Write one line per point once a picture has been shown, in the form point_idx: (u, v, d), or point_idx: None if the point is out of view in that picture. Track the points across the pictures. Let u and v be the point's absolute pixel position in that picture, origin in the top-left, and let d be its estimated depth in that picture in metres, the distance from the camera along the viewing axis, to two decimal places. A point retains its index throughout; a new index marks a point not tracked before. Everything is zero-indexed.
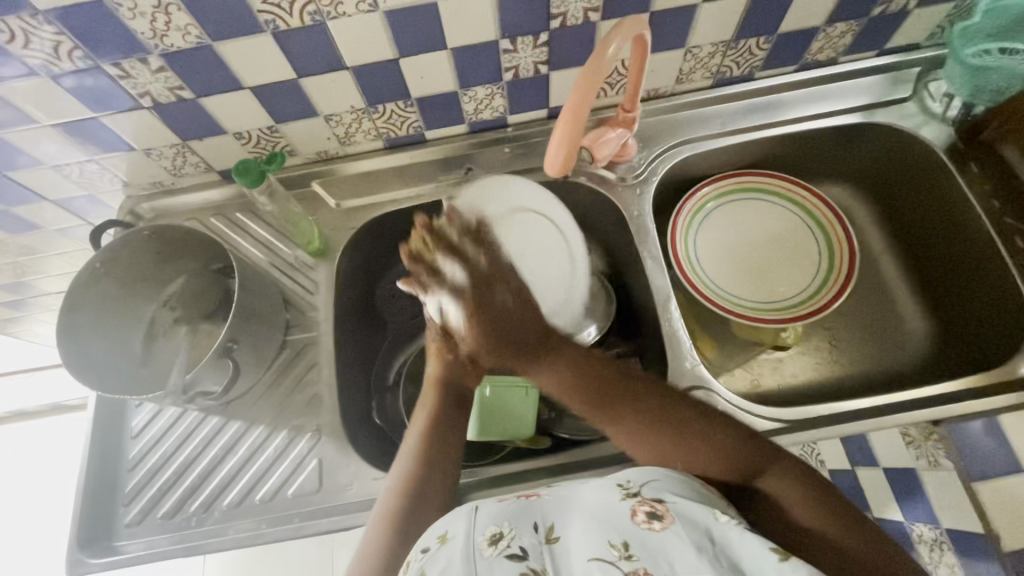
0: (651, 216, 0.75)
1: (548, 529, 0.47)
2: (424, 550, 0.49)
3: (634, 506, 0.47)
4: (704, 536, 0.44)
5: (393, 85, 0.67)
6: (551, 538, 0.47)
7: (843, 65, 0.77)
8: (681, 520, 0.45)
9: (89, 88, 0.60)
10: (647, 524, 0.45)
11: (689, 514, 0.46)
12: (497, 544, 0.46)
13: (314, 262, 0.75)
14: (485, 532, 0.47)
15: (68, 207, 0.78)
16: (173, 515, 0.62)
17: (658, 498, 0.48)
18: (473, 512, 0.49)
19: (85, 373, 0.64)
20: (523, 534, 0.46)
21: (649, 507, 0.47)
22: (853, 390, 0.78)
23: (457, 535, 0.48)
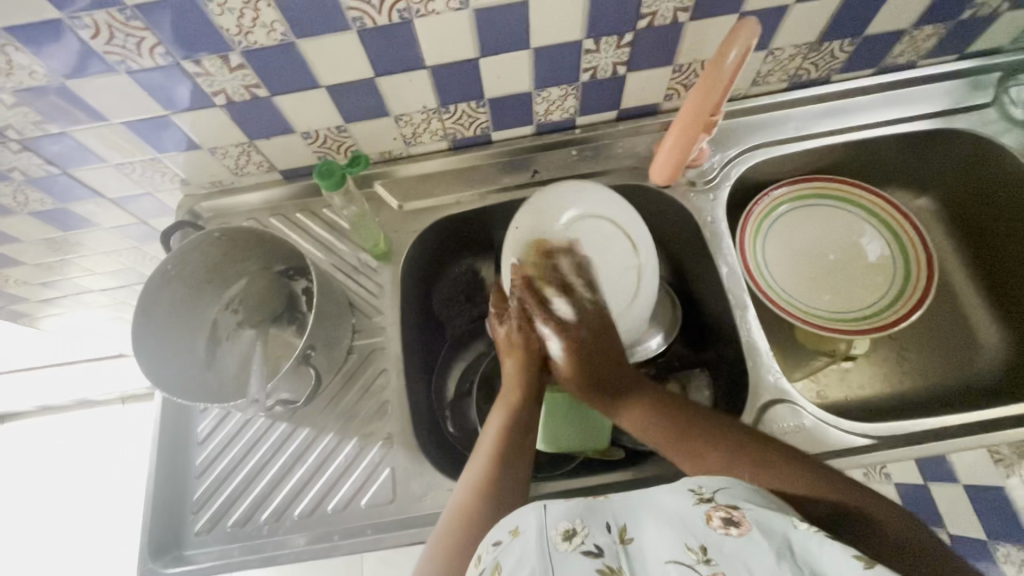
0: (724, 223, 0.73)
1: (620, 529, 0.44)
2: (493, 544, 0.45)
3: (708, 510, 0.44)
4: (784, 544, 0.41)
5: (469, 85, 0.65)
6: (625, 539, 0.43)
7: (922, 69, 0.75)
8: (758, 528, 0.42)
9: (164, 85, 0.58)
10: (725, 530, 0.42)
11: (766, 521, 0.43)
12: (571, 540, 0.42)
13: (377, 265, 0.74)
14: (558, 527, 0.43)
15: (124, 206, 0.76)
16: (244, 524, 0.61)
17: (733, 505, 0.44)
18: (544, 510, 0.45)
19: (160, 375, 0.62)
20: (597, 533, 0.43)
21: (725, 513, 0.43)
22: (925, 401, 0.76)
23: (529, 530, 0.44)
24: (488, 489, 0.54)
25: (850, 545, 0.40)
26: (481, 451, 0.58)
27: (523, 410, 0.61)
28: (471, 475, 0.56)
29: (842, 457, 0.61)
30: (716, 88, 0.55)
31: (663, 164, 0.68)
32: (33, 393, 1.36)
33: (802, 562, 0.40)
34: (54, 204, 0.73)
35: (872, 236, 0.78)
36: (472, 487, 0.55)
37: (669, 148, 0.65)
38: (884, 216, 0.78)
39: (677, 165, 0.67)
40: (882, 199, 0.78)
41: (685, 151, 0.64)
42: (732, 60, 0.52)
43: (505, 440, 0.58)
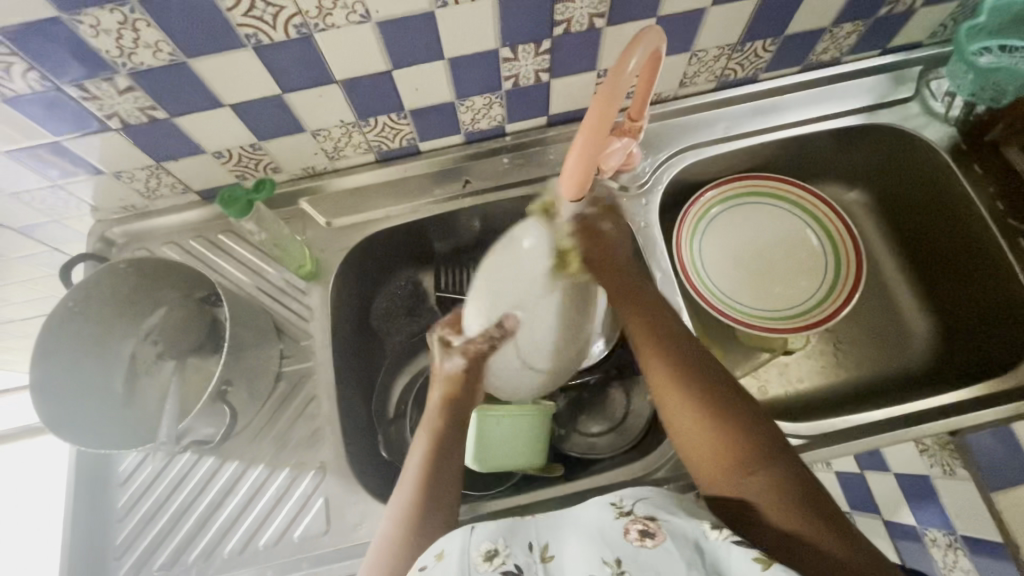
0: (657, 227, 0.73)
1: (542, 548, 0.44)
2: (420, 569, 0.44)
3: (626, 523, 0.44)
4: (696, 552, 0.42)
5: (385, 98, 0.62)
6: (546, 557, 0.43)
7: (846, 64, 0.75)
8: (672, 537, 0.42)
9: (48, 111, 0.54)
10: (640, 541, 0.42)
11: (680, 528, 0.43)
12: (492, 561, 0.42)
13: (305, 285, 0.71)
14: (479, 547, 0.43)
15: (31, 235, 0.72)
16: (171, 567, 0.59)
17: (651, 516, 0.45)
18: (469, 529, 0.45)
19: (68, 425, 0.59)
20: (518, 552, 0.43)
21: (642, 525, 0.44)
22: (859, 392, 0.78)
23: (450, 548, 0.44)
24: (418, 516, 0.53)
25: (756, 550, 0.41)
26: (409, 476, 0.56)
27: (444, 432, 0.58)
28: (396, 505, 0.54)
29: None
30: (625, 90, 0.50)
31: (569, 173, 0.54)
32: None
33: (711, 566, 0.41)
34: None
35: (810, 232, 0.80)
36: (394, 523, 0.53)
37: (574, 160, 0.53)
38: (815, 212, 0.79)
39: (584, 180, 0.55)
40: (813, 196, 0.79)
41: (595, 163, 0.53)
42: (636, 64, 0.49)
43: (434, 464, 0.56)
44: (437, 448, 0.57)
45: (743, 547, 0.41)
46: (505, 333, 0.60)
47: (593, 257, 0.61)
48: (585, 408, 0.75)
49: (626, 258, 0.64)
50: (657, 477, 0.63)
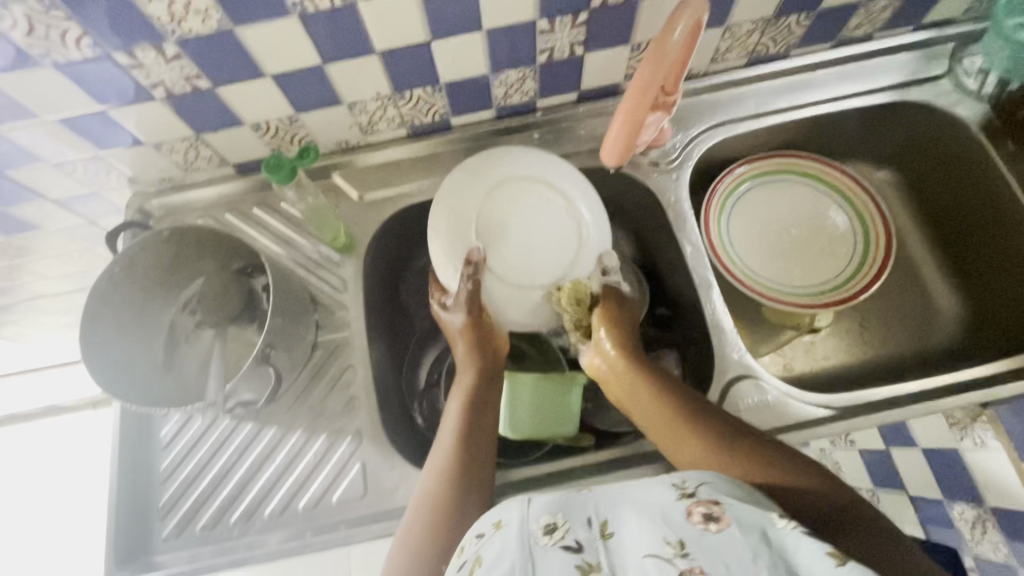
0: (686, 202, 0.74)
1: (601, 523, 0.45)
2: (478, 535, 0.47)
3: (688, 505, 0.43)
4: (762, 537, 0.41)
5: (422, 70, 0.63)
6: (606, 533, 0.44)
7: (878, 40, 0.75)
8: (737, 523, 0.42)
9: (96, 79, 0.55)
10: (704, 525, 0.42)
11: (747, 515, 0.42)
12: (552, 535, 0.43)
13: (339, 258, 0.72)
14: (540, 521, 0.44)
15: (70, 207, 0.73)
16: (213, 527, 0.61)
17: (715, 499, 0.44)
18: (528, 503, 0.46)
19: (115, 387, 0.60)
20: (577, 527, 0.44)
21: (706, 508, 0.43)
22: (885, 368, 0.78)
23: (511, 522, 0.45)
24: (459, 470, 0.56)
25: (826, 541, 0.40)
26: (444, 434, 0.59)
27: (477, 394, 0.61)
28: (434, 462, 0.57)
29: (805, 429, 0.63)
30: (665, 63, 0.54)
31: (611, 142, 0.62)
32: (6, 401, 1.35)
33: (778, 553, 0.40)
34: None
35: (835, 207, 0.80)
36: (437, 480, 0.55)
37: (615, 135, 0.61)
38: (844, 189, 0.79)
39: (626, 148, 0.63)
40: (842, 173, 0.79)
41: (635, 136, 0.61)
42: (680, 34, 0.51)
43: (469, 423, 0.59)
44: (470, 409, 0.60)
45: (814, 539, 0.40)
46: (476, 265, 0.64)
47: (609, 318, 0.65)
48: None
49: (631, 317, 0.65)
50: None
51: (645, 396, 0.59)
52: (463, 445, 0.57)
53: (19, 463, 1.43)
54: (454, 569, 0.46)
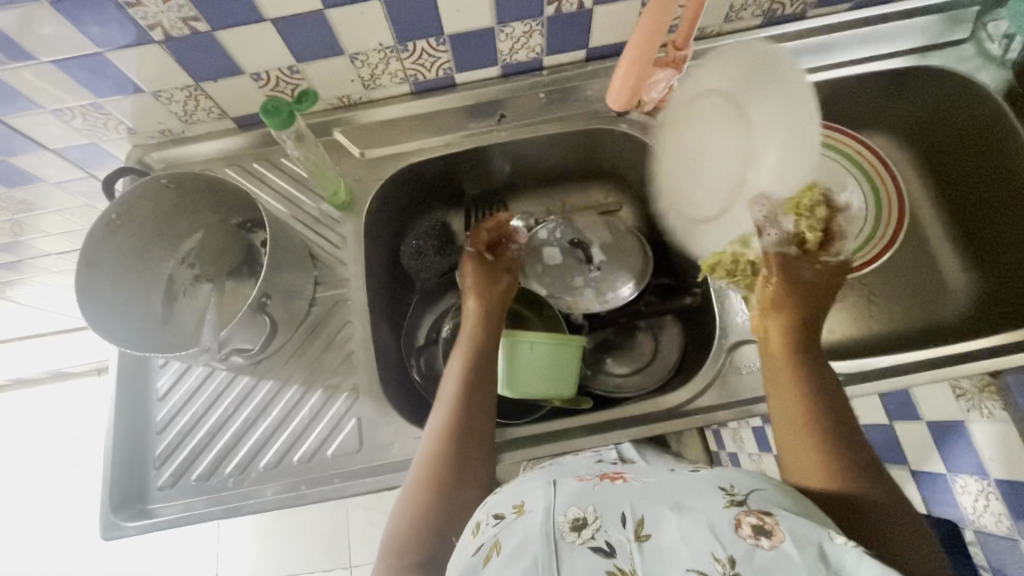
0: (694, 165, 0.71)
1: (637, 524, 0.43)
2: (498, 516, 0.48)
3: (737, 515, 0.42)
4: (818, 553, 0.40)
5: (426, 20, 0.61)
6: (641, 535, 0.42)
7: (899, 3, 0.73)
8: (792, 538, 0.40)
9: (92, 18, 0.54)
10: (754, 539, 0.40)
11: (801, 529, 0.41)
12: (580, 533, 0.43)
13: (339, 216, 0.71)
14: (567, 516, 0.44)
15: (69, 158, 0.73)
16: (208, 478, 0.61)
17: (765, 510, 0.43)
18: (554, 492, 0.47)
19: (111, 335, 0.60)
20: (610, 528, 0.43)
21: (756, 520, 0.42)
22: (886, 342, 0.77)
23: (537, 510, 0.46)
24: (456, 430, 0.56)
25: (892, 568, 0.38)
26: (444, 394, 0.59)
27: (482, 353, 0.62)
28: (435, 426, 0.57)
29: None
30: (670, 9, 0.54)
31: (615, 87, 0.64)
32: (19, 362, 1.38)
33: (835, 570, 0.38)
34: None
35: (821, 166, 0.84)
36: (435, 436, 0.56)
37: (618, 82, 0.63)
38: (855, 157, 0.77)
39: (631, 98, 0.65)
40: (856, 141, 0.77)
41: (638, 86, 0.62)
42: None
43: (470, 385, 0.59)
44: (472, 370, 0.60)
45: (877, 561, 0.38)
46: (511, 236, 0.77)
47: (818, 295, 0.59)
48: (612, 351, 0.76)
49: (818, 277, 0.60)
50: (687, 410, 0.63)
51: (812, 382, 0.54)
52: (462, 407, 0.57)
53: (30, 423, 1.47)
54: (470, 553, 0.46)
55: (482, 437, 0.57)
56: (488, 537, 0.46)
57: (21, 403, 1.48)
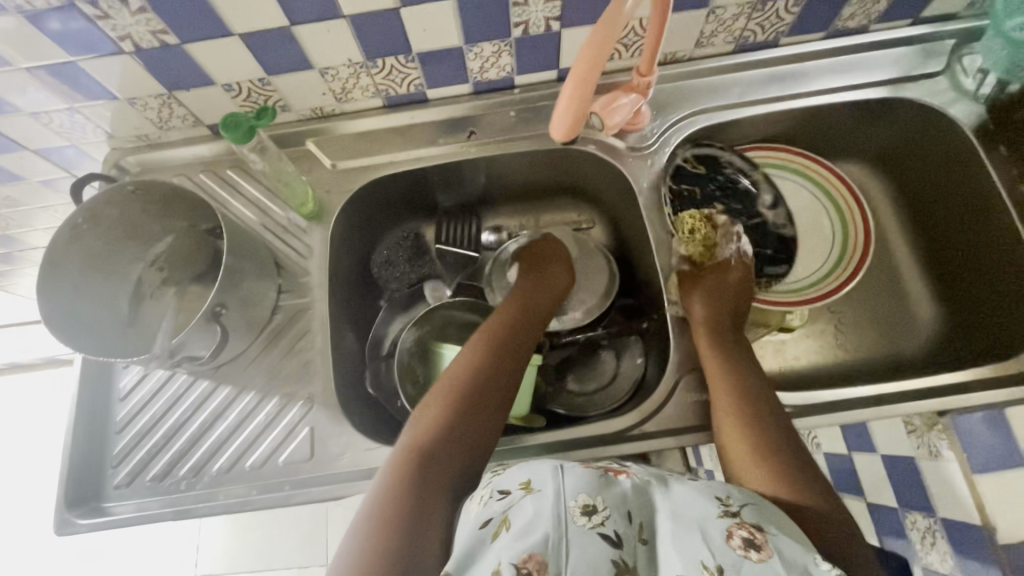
0: (660, 189, 0.72)
1: (639, 526, 0.46)
2: (503, 494, 0.48)
3: (730, 527, 0.44)
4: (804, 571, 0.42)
5: (393, 37, 0.62)
6: (642, 538, 0.45)
7: (874, 33, 0.73)
8: (779, 555, 0.43)
9: (64, 29, 0.55)
10: (744, 551, 0.43)
11: (789, 552, 0.43)
12: (589, 518, 0.44)
13: (307, 225, 0.72)
14: (577, 500, 0.45)
15: (49, 158, 0.74)
16: (162, 479, 0.62)
17: (757, 526, 0.45)
18: (563, 475, 0.48)
19: (74, 336, 0.62)
20: (618, 520, 0.45)
21: (748, 533, 0.44)
22: (851, 372, 0.77)
23: (547, 491, 0.46)
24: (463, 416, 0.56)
25: None
26: (456, 377, 0.59)
27: (498, 340, 0.63)
28: (438, 398, 0.57)
29: None
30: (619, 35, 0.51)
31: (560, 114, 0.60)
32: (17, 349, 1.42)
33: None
34: None
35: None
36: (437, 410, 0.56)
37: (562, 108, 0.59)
38: (825, 185, 0.78)
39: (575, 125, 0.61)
40: (821, 167, 0.78)
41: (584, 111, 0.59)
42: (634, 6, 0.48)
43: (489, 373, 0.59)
44: (495, 361, 0.61)
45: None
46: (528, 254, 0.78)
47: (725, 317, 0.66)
48: (574, 369, 0.76)
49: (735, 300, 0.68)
50: (638, 433, 0.64)
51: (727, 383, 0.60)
52: (475, 395, 0.57)
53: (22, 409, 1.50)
54: (475, 525, 0.46)
55: (489, 430, 0.56)
56: (496, 510, 0.47)
57: (14, 388, 1.52)
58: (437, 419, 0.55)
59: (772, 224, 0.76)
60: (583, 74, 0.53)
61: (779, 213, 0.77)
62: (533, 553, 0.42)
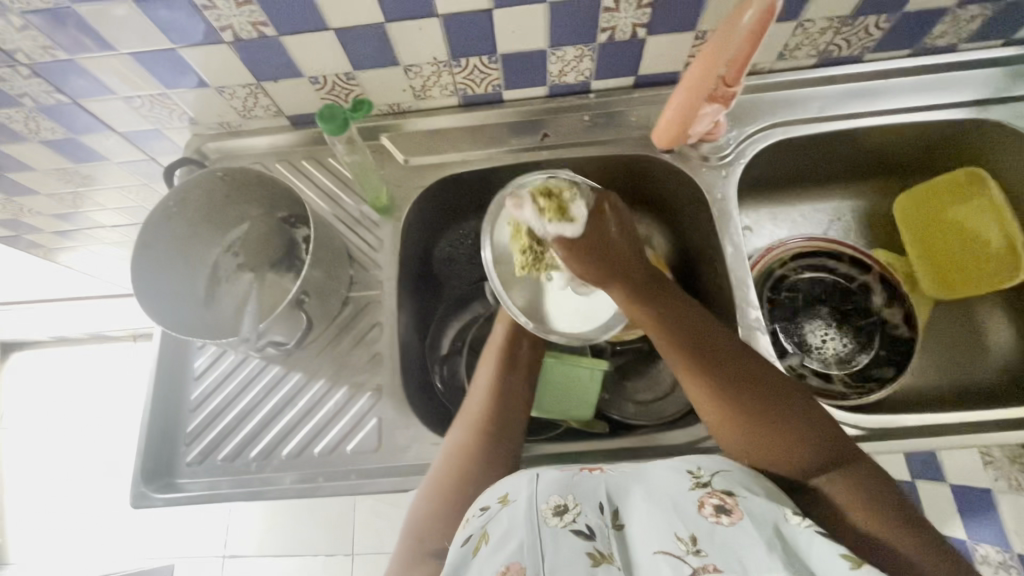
0: (733, 201, 0.71)
1: (612, 512, 0.47)
2: (483, 508, 0.49)
3: (701, 497, 0.46)
4: (774, 533, 0.43)
5: (480, 38, 0.63)
6: (617, 523, 0.46)
7: (962, 52, 0.71)
8: (749, 516, 0.44)
9: (170, 16, 0.57)
10: (716, 518, 0.44)
11: (758, 510, 0.45)
12: (562, 516, 0.44)
13: (379, 218, 0.73)
14: (549, 501, 0.46)
15: (133, 141, 0.77)
16: (233, 459, 0.63)
17: (728, 492, 0.46)
18: (535, 479, 0.48)
19: (158, 316, 0.64)
20: (588, 512, 0.45)
21: (718, 500, 0.45)
22: (928, 399, 0.75)
23: (520, 498, 0.47)
24: (471, 456, 0.57)
25: (840, 545, 0.42)
26: (465, 416, 0.61)
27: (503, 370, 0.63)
28: (456, 438, 0.59)
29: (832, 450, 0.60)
30: (727, 49, 0.54)
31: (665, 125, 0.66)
32: (68, 321, 1.46)
33: (789, 547, 0.43)
34: (66, 134, 0.74)
35: (858, 213, 0.85)
36: (456, 451, 0.58)
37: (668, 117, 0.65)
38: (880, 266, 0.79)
39: (678, 132, 0.66)
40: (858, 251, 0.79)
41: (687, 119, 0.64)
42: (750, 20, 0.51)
43: (493, 404, 0.60)
44: (494, 394, 0.61)
45: (826, 540, 0.43)
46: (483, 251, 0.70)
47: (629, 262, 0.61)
48: (633, 376, 0.76)
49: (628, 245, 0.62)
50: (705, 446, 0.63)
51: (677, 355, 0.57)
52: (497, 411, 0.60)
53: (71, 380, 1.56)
54: (458, 542, 0.46)
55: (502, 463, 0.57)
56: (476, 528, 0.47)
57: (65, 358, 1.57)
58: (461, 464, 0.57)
59: (885, 324, 0.78)
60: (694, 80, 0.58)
61: (895, 313, 0.78)
62: (512, 563, 0.41)
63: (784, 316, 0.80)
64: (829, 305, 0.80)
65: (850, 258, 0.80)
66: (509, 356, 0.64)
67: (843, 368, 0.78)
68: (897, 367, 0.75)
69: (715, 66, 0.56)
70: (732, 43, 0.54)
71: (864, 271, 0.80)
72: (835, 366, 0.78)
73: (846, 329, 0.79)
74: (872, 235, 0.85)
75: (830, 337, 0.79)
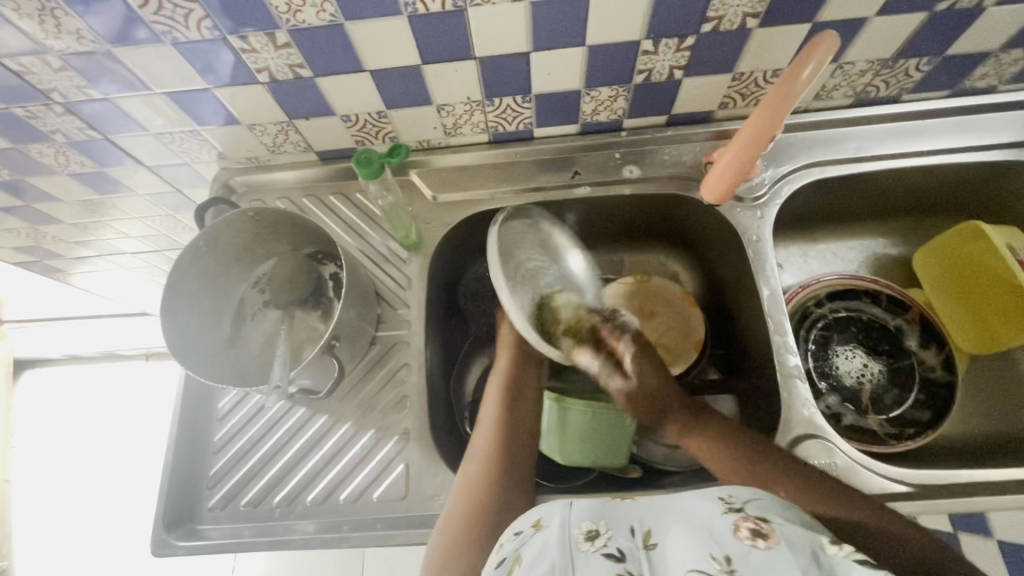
0: (770, 242, 0.69)
1: (645, 534, 0.44)
2: (516, 534, 0.46)
3: (736, 520, 0.42)
4: (813, 561, 0.40)
5: (516, 80, 0.62)
6: (650, 545, 0.43)
7: (1002, 94, 0.70)
8: (786, 542, 0.41)
9: (208, 58, 0.57)
10: (752, 540, 0.40)
11: (794, 536, 0.42)
12: (593, 542, 0.43)
13: (407, 255, 0.72)
14: (581, 527, 0.44)
15: (160, 174, 0.76)
16: (257, 505, 0.62)
17: (763, 517, 0.43)
18: (570, 508, 0.46)
19: (187, 357, 0.63)
20: (620, 537, 0.43)
21: (754, 524, 0.42)
22: (977, 448, 0.73)
23: (554, 525, 0.45)
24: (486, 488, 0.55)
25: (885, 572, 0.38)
26: (476, 452, 0.59)
27: (512, 401, 0.63)
28: (468, 473, 0.57)
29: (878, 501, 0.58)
30: (782, 100, 0.52)
31: (718, 175, 0.64)
32: (82, 340, 1.46)
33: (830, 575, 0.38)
34: (93, 167, 0.73)
35: (891, 251, 0.83)
36: (467, 488, 0.56)
37: (723, 168, 0.62)
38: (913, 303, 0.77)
39: (729, 184, 0.63)
40: (891, 287, 0.78)
41: (740, 170, 0.61)
42: (807, 75, 0.50)
43: (501, 433, 0.60)
44: (501, 427, 0.60)
45: (867, 567, 0.39)
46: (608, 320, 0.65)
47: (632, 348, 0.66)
48: None
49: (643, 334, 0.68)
50: None
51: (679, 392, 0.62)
52: (509, 445, 0.59)
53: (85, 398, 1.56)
54: (492, 564, 0.45)
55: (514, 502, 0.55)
56: (508, 553, 0.45)
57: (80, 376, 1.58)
58: (478, 505, 0.54)
59: (922, 367, 0.76)
60: (752, 137, 0.57)
61: (934, 354, 0.76)
62: None
63: (818, 355, 0.78)
64: (865, 343, 0.78)
65: (886, 298, 0.78)
66: (515, 389, 0.64)
67: (878, 412, 0.75)
68: (934, 412, 0.73)
69: (768, 129, 0.55)
70: (790, 106, 0.53)
71: (901, 313, 0.78)
72: (871, 409, 0.75)
73: (883, 369, 0.77)
74: (907, 272, 0.83)
75: (866, 378, 0.77)
